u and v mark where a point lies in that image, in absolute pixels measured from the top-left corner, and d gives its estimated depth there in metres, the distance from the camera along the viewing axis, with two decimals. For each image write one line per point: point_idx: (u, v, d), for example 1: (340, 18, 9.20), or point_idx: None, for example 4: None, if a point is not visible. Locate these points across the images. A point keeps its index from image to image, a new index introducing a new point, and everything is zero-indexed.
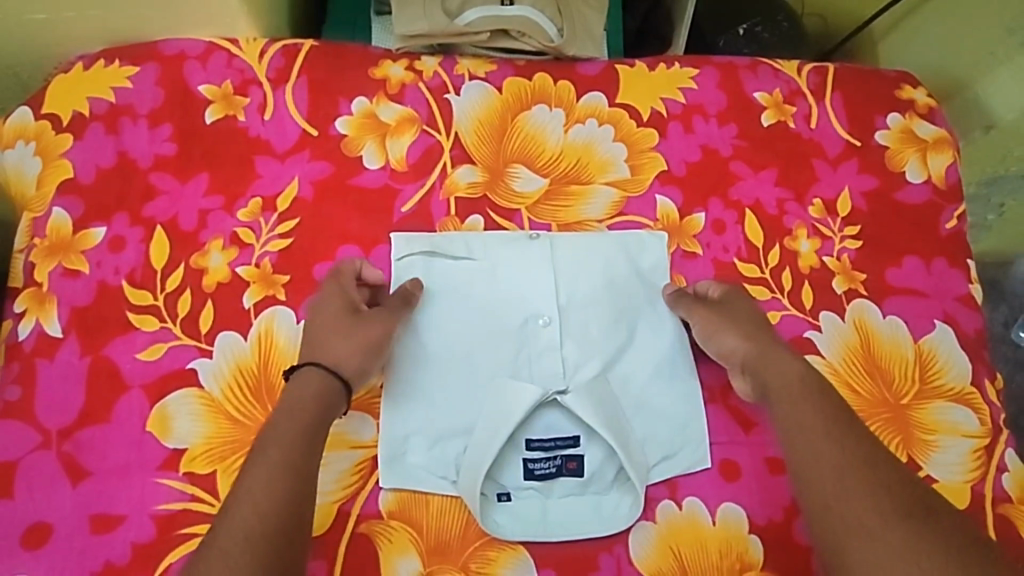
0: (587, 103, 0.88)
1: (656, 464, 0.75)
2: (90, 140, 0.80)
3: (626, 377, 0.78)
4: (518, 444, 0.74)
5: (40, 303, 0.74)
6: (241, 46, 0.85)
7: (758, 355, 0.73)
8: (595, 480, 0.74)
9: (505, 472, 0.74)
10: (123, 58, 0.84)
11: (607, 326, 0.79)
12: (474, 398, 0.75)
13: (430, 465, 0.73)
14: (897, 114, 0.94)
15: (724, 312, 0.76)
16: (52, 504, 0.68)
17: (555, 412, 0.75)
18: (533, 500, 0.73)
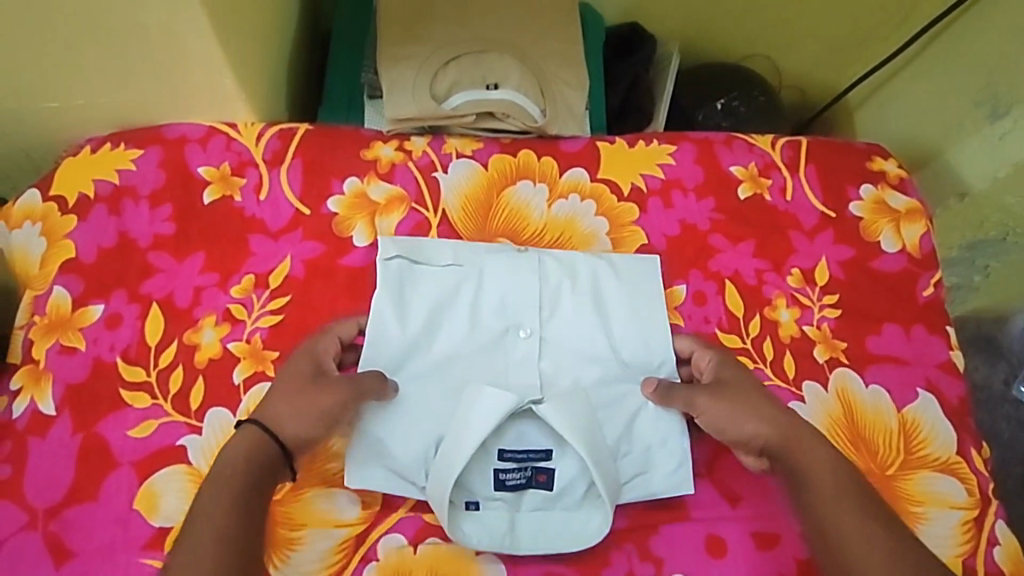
0: (570, 178, 0.92)
1: (630, 483, 0.76)
2: (93, 221, 0.84)
3: (605, 394, 0.79)
4: (490, 453, 0.74)
5: (35, 381, 0.76)
6: (240, 130, 0.89)
7: (781, 442, 0.73)
8: (565, 495, 0.75)
9: (476, 481, 0.74)
10: (129, 142, 0.89)
11: (587, 347, 0.81)
12: (450, 405, 0.76)
13: (402, 469, 0.74)
14: (870, 185, 0.97)
15: (733, 396, 0.75)
16: None
17: (528, 422, 0.76)
18: (501, 511, 0.74)
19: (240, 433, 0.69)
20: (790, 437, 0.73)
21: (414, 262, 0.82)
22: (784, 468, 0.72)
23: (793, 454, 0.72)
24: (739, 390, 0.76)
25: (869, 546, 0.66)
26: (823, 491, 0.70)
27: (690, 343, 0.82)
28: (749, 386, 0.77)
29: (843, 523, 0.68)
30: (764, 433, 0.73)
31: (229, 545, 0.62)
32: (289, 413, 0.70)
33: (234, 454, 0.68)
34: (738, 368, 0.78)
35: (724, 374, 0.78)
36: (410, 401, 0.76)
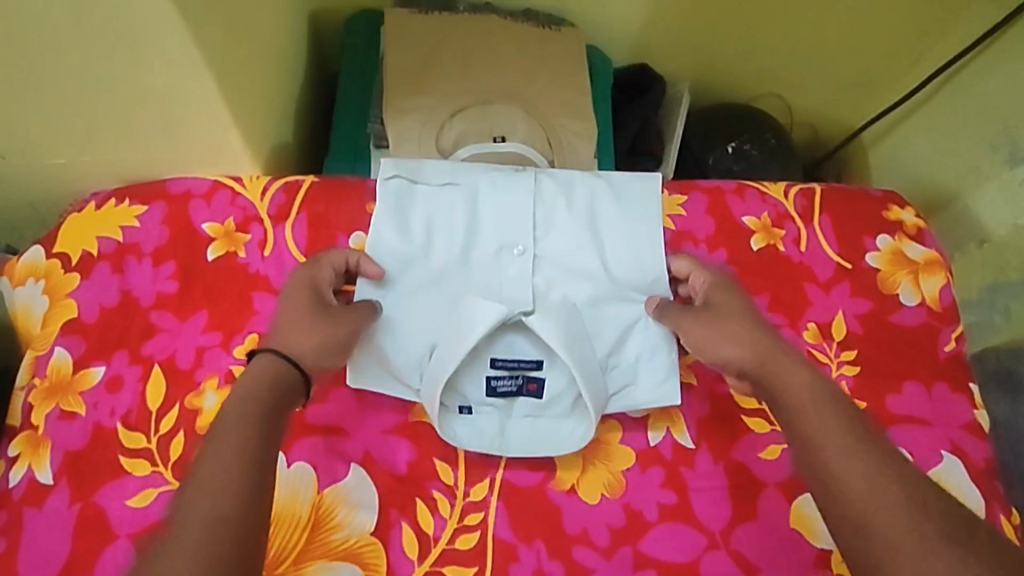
0: None
1: (619, 395, 0.81)
2: (96, 280, 0.83)
3: (597, 311, 0.82)
4: (483, 362, 0.79)
5: (33, 447, 0.75)
6: (245, 184, 0.88)
7: (759, 364, 0.74)
8: (554, 404, 0.79)
9: (468, 387, 0.79)
10: (134, 198, 0.88)
11: (585, 270, 0.84)
12: (444, 313, 0.80)
13: (399, 371, 0.78)
14: (887, 236, 0.95)
15: (717, 319, 0.77)
16: None
17: (519, 334, 0.80)
18: (491, 416, 0.78)
19: (254, 363, 0.71)
20: (767, 359, 0.74)
21: (414, 182, 0.84)
22: (762, 387, 0.74)
23: (774, 376, 0.73)
24: (721, 312, 0.78)
25: (849, 466, 0.64)
26: (802, 408, 0.70)
27: (686, 264, 0.84)
28: (735, 305, 0.79)
29: (823, 436, 0.67)
30: (741, 357, 0.75)
31: (240, 487, 0.60)
32: (301, 341, 0.72)
33: (245, 384, 0.68)
34: (729, 292, 0.80)
35: (711, 296, 0.80)
36: (407, 296, 0.81)
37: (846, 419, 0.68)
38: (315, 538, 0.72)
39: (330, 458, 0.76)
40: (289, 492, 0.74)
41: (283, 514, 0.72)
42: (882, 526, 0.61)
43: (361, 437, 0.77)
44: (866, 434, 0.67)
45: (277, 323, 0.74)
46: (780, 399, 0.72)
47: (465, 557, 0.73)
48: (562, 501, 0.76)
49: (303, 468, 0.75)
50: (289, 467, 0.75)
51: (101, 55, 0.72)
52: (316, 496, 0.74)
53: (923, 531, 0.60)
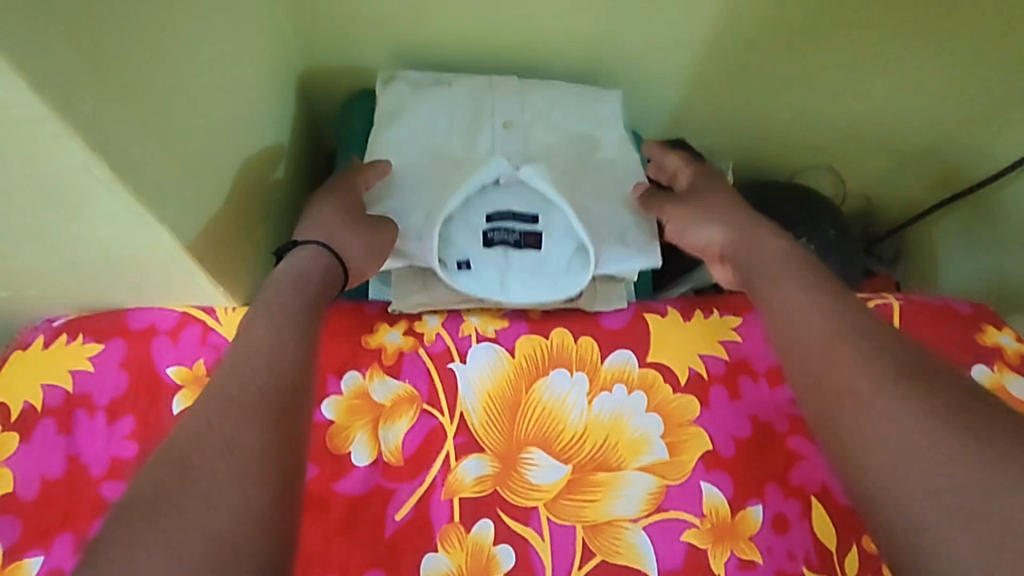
0: (613, 365, 0.77)
1: (628, 256, 0.80)
2: (37, 441, 0.69)
3: (586, 171, 0.84)
4: (479, 220, 0.79)
5: None
6: (220, 317, 0.76)
7: (736, 240, 0.70)
8: (553, 256, 0.79)
9: (465, 242, 0.78)
10: (88, 334, 0.75)
11: (589, 166, 0.84)
12: (436, 186, 0.81)
13: (401, 224, 0.78)
14: (984, 365, 0.80)
15: (697, 202, 0.74)
16: None
17: (512, 195, 0.81)
18: (493, 268, 0.77)
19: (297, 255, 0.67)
20: (743, 243, 0.69)
21: (412, 80, 0.85)
22: (737, 270, 0.70)
23: (749, 256, 0.68)
24: (704, 197, 0.74)
25: (830, 353, 0.58)
26: (775, 276, 0.65)
27: (676, 163, 0.79)
28: (720, 189, 0.74)
29: (796, 317, 0.61)
30: (718, 242, 0.71)
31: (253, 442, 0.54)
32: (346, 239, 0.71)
33: (285, 276, 0.65)
34: (718, 179, 0.76)
35: (696, 183, 0.76)
36: (404, 154, 0.82)
37: (831, 302, 0.61)
38: None
39: None
40: None
41: None
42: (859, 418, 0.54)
43: None
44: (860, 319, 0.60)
45: (317, 216, 0.71)
46: (761, 296, 0.65)
47: None
48: None
49: None
50: None
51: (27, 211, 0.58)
52: None
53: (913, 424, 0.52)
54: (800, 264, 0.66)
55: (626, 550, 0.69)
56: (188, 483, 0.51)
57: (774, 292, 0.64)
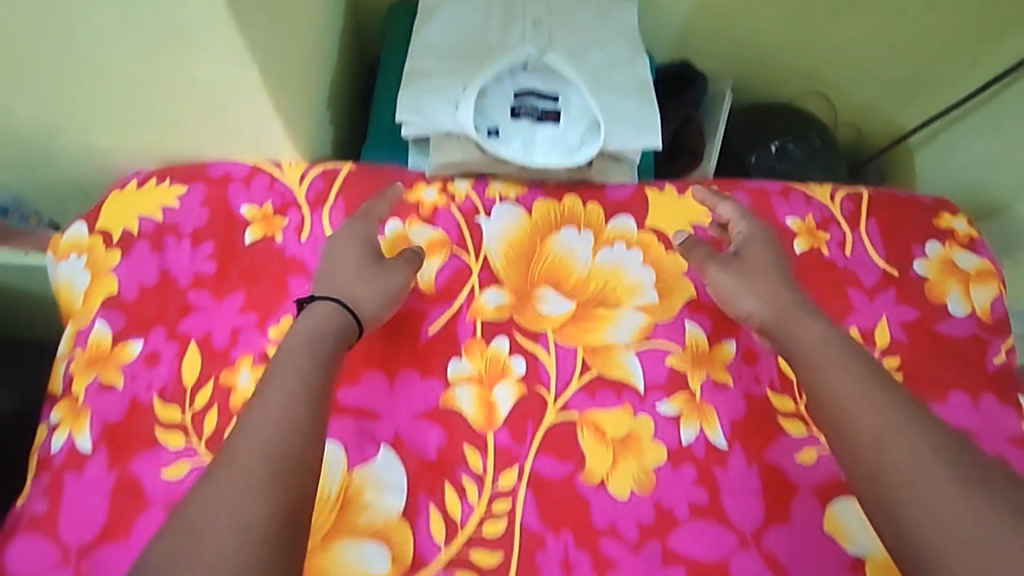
0: (616, 227, 0.90)
1: (638, 137, 0.92)
2: (135, 257, 0.84)
3: (602, 64, 0.95)
4: (507, 97, 0.92)
5: (74, 416, 0.77)
6: (284, 171, 0.89)
7: (779, 315, 0.75)
8: (569, 129, 0.92)
9: (495, 114, 0.91)
10: (174, 178, 0.89)
11: (608, 59, 0.95)
12: (470, 70, 0.92)
13: (438, 101, 0.90)
14: (937, 242, 0.92)
15: (741, 269, 0.80)
16: None
17: (536, 78, 0.93)
18: (517, 136, 0.91)
19: (316, 307, 0.71)
20: (786, 314, 0.74)
21: None
22: (778, 340, 0.74)
23: (791, 326, 0.73)
24: (751, 264, 0.80)
25: (867, 413, 0.63)
26: (814, 352, 0.70)
27: (731, 211, 0.86)
28: (766, 258, 0.80)
29: (836, 384, 0.66)
30: (761, 310, 0.76)
31: (288, 431, 0.59)
32: (363, 294, 0.74)
33: (300, 336, 0.67)
34: (765, 243, 0.82)
35: (744, 246, 0.82)
36: (442, 45, 0.94)
37: (863, 367, 0.67)
38: (352, 518, 0.73)
39: (361, 441, 0.76)
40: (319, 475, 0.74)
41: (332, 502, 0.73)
42: (895, 476, 0.58)
43: (392, 420, 0.78)
44: (891, 384, 0.65)
45: (332, 275, 0.75)
46: (803, 370, 0.70)
47: (491, 543, 0.73)
48: (591, 495, 0.76)
49: (334, 450, 0.75)
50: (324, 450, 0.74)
51: (147, 49, 0.72)
52: (344, 477, 0.74)
53: (944, 483, 0.56)
54: (843, 343, 0.70)
55: (618, 368, 0.83)
56: (207, 492, 0.55)
57: (819, 368, 0.69)
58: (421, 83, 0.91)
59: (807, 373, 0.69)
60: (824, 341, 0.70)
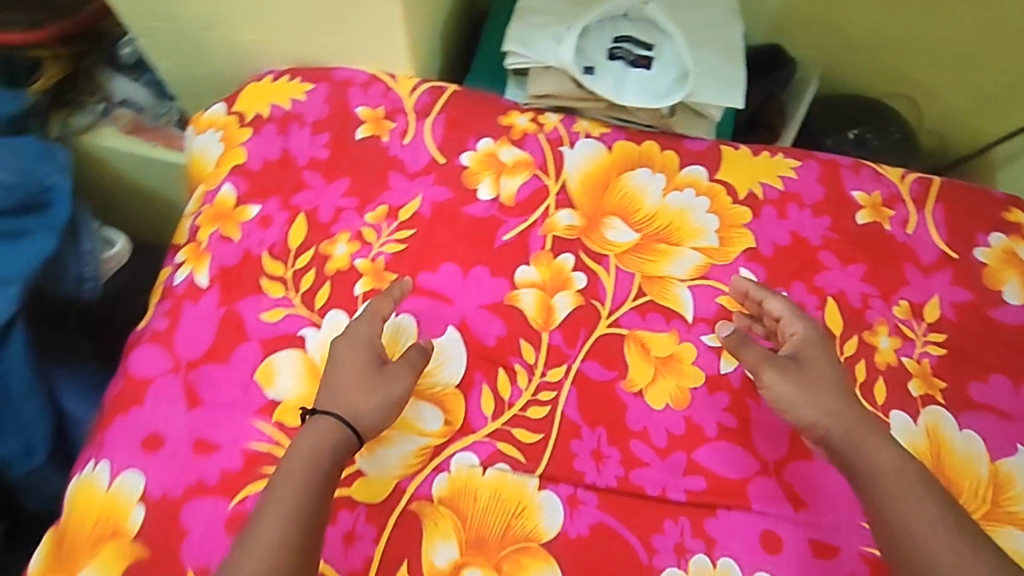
0: (687, 174, 0.97)
1: (720, 93, 0.99)
2: (263, 135, 0.97)
3: (698, 21, 1.02)
4: (606, 41, 1.00)
5: (197, 257, 0.88)
6: (397, 82, 1.01)
7: (844, 432, 0.74)
8: (658, 78, 0.99)
9: (592, 54, 1.00)
10: (303, 77, 1.01)
11: (705, 21, 1.02)
12: (576, 10, 1.01)
13: (543, 35, 0.99)
14: (1001, 235, 0.95)
15: (801, 374, 0.78)
16: (169, 420, 0.76)
17: (634, 27, 1.01)
18: (610, 76, 0.99)
19: (317, 423, 0.72)
20: (854, 433, 0.74)
21: None
22: (843, 460, 0.74)
23: (859, 448, 0.73)
24: (811, 371, 0.79)
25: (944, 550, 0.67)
26: (885, 485, 0.71)
27: (781, 308, 0.84)
28: (824, 367, 0.79)
29: (912, 519, 0.68)
30: (826, 423, 0.75)
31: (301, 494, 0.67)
32: (359, 404, 0.73)
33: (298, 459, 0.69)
34: (820, 348, 0.81)
35: (801, 349, 0.81)
36: None
37: (934, 500, 0.70)
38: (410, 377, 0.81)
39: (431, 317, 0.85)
40: (394, 337, 0.83)
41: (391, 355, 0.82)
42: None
43: (461, 305, 0.86)
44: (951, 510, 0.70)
45: (334, 387, 0.75)
46: (876, 500, 0.71)
47: (532, 424, 0.79)
48: (629, 400, 0.81)
49: (406, 319, 0.85)
50: (397, 317, 0.85)
51: None
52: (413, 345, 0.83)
53: None
54: (914, 472, 0.71)
55: (673, 296, 0.89)
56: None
57: (891, 498, 0.70)
58: (530, 18, 1.01)
59: (880, 502, 0.70)
60: (895, 470, 0.71)
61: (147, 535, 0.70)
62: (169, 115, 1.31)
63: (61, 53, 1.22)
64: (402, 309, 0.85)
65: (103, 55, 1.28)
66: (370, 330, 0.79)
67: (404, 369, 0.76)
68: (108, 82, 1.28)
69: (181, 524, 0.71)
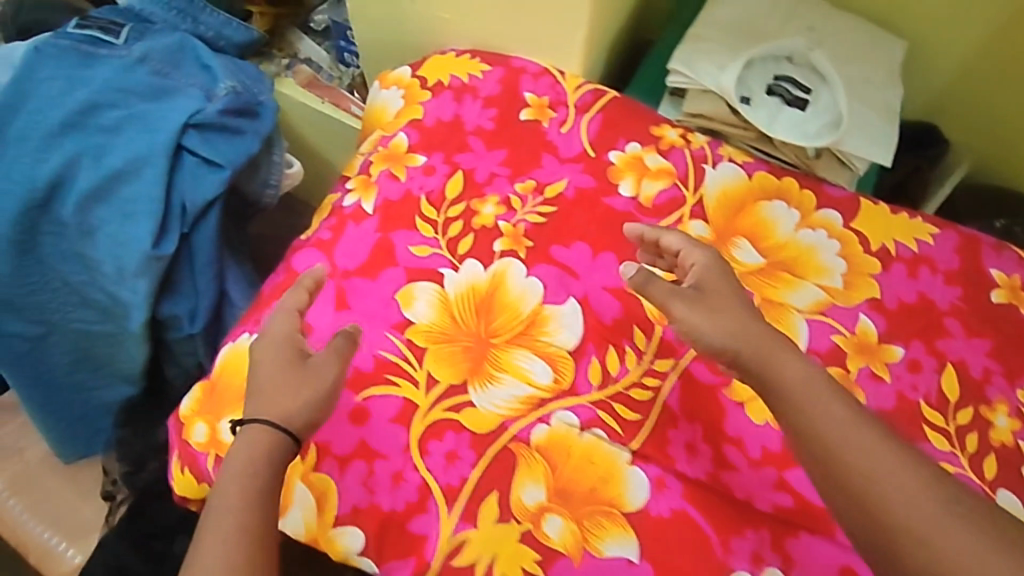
0: (823, 216, 0.99)
1: (868, 148, 1.02)
2: (441, 100, 1.08)
3: (859, 78, 1.05)
4: (766, 77, 1.04)
5: (365, 187, 0.99)
6: (565, 78, 1.09)
7: (754, 351, 0.75)
8: (811, 120, 1.03)
9: (751, 86, 1.04)
10: (483, 58, 1.12)
11: (867, 78, 1.06)
12: (743, 43, 1.06)
13: (708, 59, 1.05)
14: None
15: (705, 299, 0.79)
16: (320, 315, 0.88)
17: (796, 69, 1.05)
18: (765, 109, 1.03)
19: (249, 431, 0.71)
20: (762, 348, 0.75)
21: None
22: (755, 377, 0.75)
23: (769, 364, 0.74)
24: (714, 298, 0.80)
25: (852, 447, 0.68)
26: (801, 398, 0.72)
27: (680, 241, 0.86)
28: (726, 291, 0.81)
29: (832, 425, 0.70)
30: (734, 344, 0.76)
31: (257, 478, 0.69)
32: (289, 405, 0.72)
33: (240, 458, 0.70)
34: (719, 272, 0.82)
35: (702, 277, 0.82)
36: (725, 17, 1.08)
37: (840, 402, 0.71)
38: (527, 331, 0.87)
39: (557, 286, 0.91)
40: (522, 295, 0.90)
41: (513, 305, 0.89)
42: (897, 506, 0.66)
43: (586, 283, 0.92)
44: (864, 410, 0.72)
45: (260, 393, 0.73)
46: (799, 416, 0.71)
47: (633, 403, 0.83)
48: (731, 410, 0.82)
49: (535, 283, 0.91)
50: (527, 278, 0.92)
51: None
52: (537, 305, 0.89)
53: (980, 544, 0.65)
54: (817, 378, 0.73)
55: (789, 325, 0.91)
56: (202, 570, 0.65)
57: (811, 411, 0.71)
58: (698, 43, 1.06)
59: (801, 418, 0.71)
60: (806, 383, 0.73)
61: None
62: (341, 79, 1.48)
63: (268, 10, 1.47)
64: (532, 273, 0.92)
65: (299, 19, 1.51)
66: (288, 327, 0.78)
67: (327, 361, 0.76)
68: (298, 40, 1.49)
69: None
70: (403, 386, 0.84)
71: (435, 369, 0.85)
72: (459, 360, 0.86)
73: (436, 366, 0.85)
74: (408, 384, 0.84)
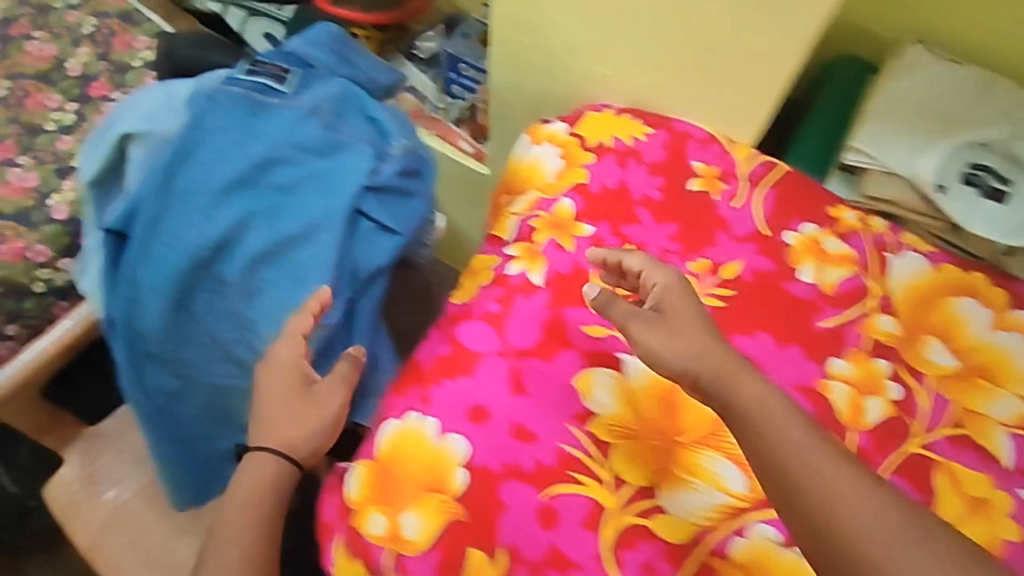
0: (1019, 316, 0.93)
1: None
2: (603, 164, 1.02)
3: None
4: (961, 166, 0.98)
5: (531, 257, 0.94)
6: (735, 147, 1.04)
7: (714, 376, 0.72)
8: (1012, 214, 0.95)
9: (944, 174, 0.97)
10: (643, 118, 1.07)
11: None
12: (932, 129, 1.01)
13: (896, 143, 1.00)
14: None
15: (667, 323, 0.76)
16: (494, 399, 0.84)
17: (992, 158, 0.98)
18: (960, 201, 0.96)
19: (257, 450, 0.83)
20: (723, 373, 0.72)
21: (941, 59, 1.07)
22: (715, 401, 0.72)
23: (730, 389, 0.71)
24: (671, 320, 0.76)
25: (803, 468, 0.65)
26: (747, 413, 0.69)
27: (641, 261, 0.82)
28: (687, 312, 0.77)
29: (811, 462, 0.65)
30: (692, 367, 0.73)
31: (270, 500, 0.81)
32: (291, 429, 0.83)
33: (255, 478, 0.82)
34: (683, 295, 0.79)
35: (662, 299, 0.79)
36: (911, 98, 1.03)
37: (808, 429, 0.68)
38: (717, 430, 0.81)
39: None
40: None
41: None
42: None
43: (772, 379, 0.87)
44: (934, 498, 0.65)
45: (273, 421, 0.83)
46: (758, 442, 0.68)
47: None
48: None
49: None
50: None
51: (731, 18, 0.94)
52: None
53: None
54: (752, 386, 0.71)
55: (991, 439, 0.85)
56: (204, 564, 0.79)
57: (768, 435, 0.68)
58: (883, 125, 1.02)
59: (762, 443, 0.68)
60: (756, 401, 0.70)
61: (469, 499, 0.78)
62: (448, 110, 1.52)
63: (373, 35, 1.54)
64: None
65: (403, 45, 1.57)
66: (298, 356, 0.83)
67: (318, 383, 0.85)
68: (402, 67, 1.55)
69: (500, 498, 0.78)
70: (591, 486, 0.79)
71: (621, 467, 0.80)
72: (647, 458, 0.81)
73: (623, 464, 0.80)
74: (595, 483, 0.79)
